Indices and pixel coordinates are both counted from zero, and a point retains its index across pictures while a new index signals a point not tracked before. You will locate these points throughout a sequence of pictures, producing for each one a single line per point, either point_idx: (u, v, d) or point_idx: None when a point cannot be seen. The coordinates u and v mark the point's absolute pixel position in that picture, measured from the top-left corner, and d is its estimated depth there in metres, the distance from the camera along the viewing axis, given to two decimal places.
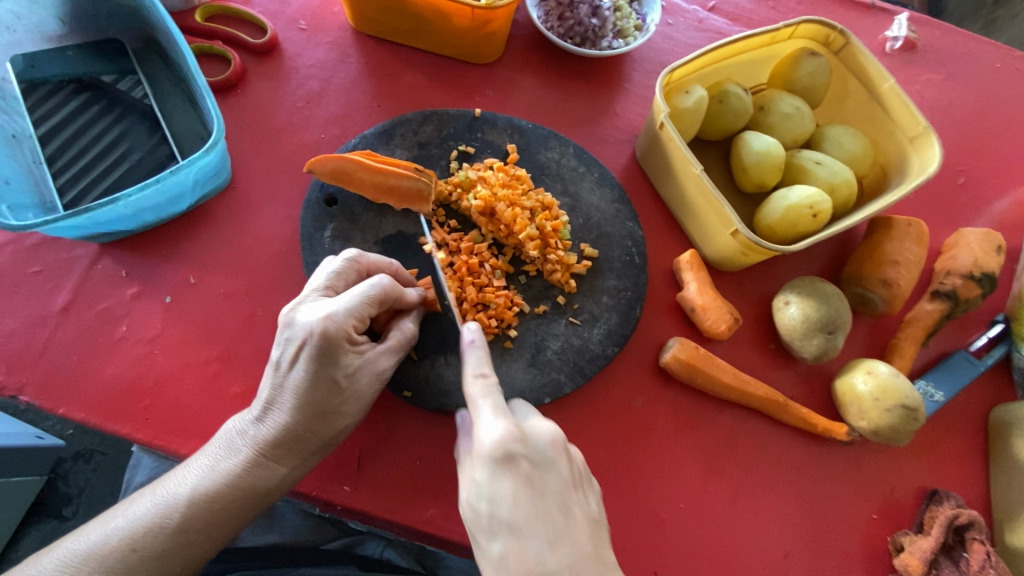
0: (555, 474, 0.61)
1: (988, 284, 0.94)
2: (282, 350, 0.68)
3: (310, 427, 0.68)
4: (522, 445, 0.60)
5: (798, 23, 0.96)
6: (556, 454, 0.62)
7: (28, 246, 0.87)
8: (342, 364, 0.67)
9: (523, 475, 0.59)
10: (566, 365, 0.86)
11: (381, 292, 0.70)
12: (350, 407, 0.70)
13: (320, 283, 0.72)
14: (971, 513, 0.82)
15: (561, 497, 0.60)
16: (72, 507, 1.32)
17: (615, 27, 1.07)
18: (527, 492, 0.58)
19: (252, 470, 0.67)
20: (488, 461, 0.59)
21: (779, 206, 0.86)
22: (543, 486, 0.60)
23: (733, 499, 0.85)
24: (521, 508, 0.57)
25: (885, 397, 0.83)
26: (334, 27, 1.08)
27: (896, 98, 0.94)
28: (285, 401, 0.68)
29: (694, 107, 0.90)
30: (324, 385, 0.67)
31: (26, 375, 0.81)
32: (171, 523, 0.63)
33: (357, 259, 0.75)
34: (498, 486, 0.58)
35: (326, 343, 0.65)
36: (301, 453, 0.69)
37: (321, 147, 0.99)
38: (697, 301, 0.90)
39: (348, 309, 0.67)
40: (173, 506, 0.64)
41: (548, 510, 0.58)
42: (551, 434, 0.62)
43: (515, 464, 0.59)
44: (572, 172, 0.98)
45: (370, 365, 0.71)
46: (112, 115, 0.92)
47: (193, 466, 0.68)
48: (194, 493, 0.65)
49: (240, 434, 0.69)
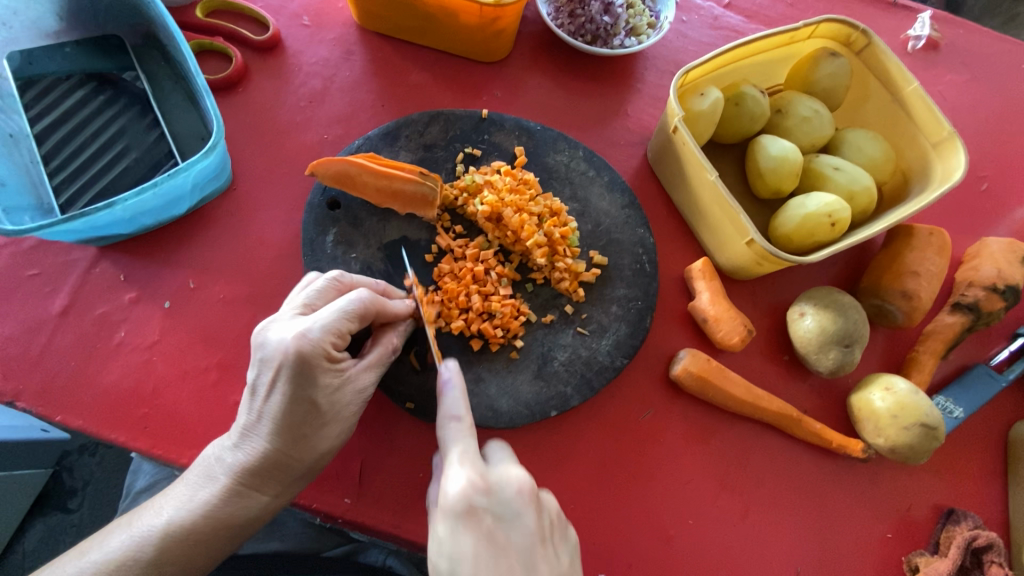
0: (520, 527, 0.58)
1: (1011, 297, 0.90)
2: (258, 372, 0.65)
3: (289, 453, 0.66)
4: (485, 499, 0.58)
5: (819, 23, 0.92)
6: (522, 506, 0.59)
7: (25, 249, 0.85)
8: (322, 385, 0.65)
9: (484, 531, 0.57)
10: (573, 378, 0.83)
11: (362, 306, 0.68)
12: (332, 429, 0.68)
13: (299, 302, 0.70)
14: (990, 535, 0.80)
15: (526, 552, 0.57)
16: (76, 500, 1.32)
17: (628, 25, 1.04)
18: (488, 550, 0.56)
19: (230, 500, 0.65)
20: (451, 514, 0.57)
21: (796, 214, 0.83)
22: (506, 540, 0.57)
23: (743, 516, 0.83)
24: (481, 569, 0.55)
25: (903, 414, 0.80)
26: (338, 23, 1.05)
27: (920, 102, 0.91)
28: (262, 427, 0.65)
29: (710, 109, 0.86)
30: (302, 408, 0.64)
31: (22, 381, 0.79)
32: (146, 557, 0.62)
33: (340, 279, 0.73)
34: (458, 543, 0.56)
35: (304, 363, 0.63)
36: (282, 480, 0.67)
37: (325, 148, 0.96)
38: (709, 311, 0.88)
39: (326, 325, 0.65)
40: (148, 539, 0.63)
41: (510, 566, 0.56)
42: (518, 483, 0.60)
43: (476, 519, 0.57)
44: (582, 176, 0.95)
45: (352, 384, 0.68)
46: (111, 107, 0.90)
47: (168, 496, 0.66)
48: (169, 525, 0.63)
49: (218, 461, 0.67)
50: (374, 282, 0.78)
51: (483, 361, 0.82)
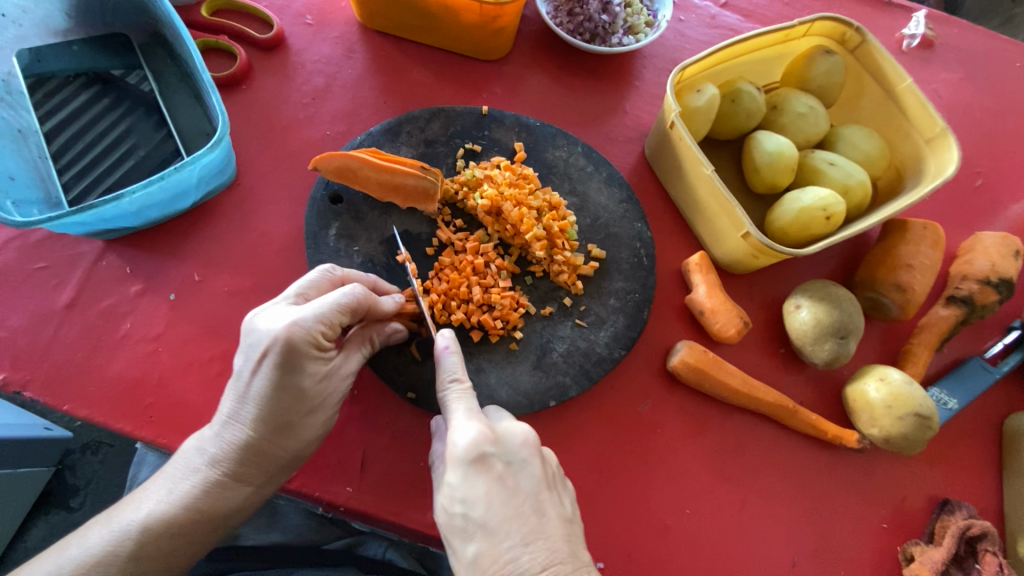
0: (529, 473, 0.62)
1: (1005, 290, 0.91)
2: (244, 359, 0.66)
3: (272, 442, 0.67)
4: (495, 446, 0.61)
5: (813, 21, 0.94)
6: (530, 455, 0.63)
7: (33, 242, 0.87)
8: (308, 372, 0.66)
9: (496, 477, 0.60)
10: (572, 368, 0.84)
11: (354, 301, 0.70)
12: (316, 417, 0.69)
13: (292, 291, 0.71)
14: (984, 524, 0.81)
15: (535, 496, 0.61)
16: (79, 498, 1.33)
17: (626, 23, 1.05)
18: (500, 493, 0.60)
19: (210, 491, 0.66)
20: (461, 463, 0.60)
21: (791, 208, 0.84)
22: (517, 485, 0.61)
23: (740, 506, 0.84)
24: (495, 510, 0.59)
25: (897, 405, 0.81)
26: (341, 21, 1.07)
27: (913, 98, 0.92)
28: (245, 415, 0.66)
29: (706, 105, 0.88)
30: (288, 395, 0.65)
31: (30, 372, 0.80)
32: (124, 552, 0.63)
33: (333, 272, 0.75)
34: (470, 488, 0.60)
35: (292, 350, 0.64)
36: (266, 471, 0.68)
37: (327, 144, 0.98)
38: (706, 304, 0.89)
39: (319, 315, 0.66)
40: (127, 535, 0.64)
41: (521, 507, 0.60)
42: (524, 434, 0.64)
43: (487, 465, 0.60)
44: (581, 171, 0.97)
45: (335, 371, 0.70)
46: (117, 104, 0.92)
47: (149, 490, 0.67)
48: (148, 519, 0.65)
49: (198, 453, 0.67)
50: (364, 275, 0.80)
51: (483, 352, 0.84)
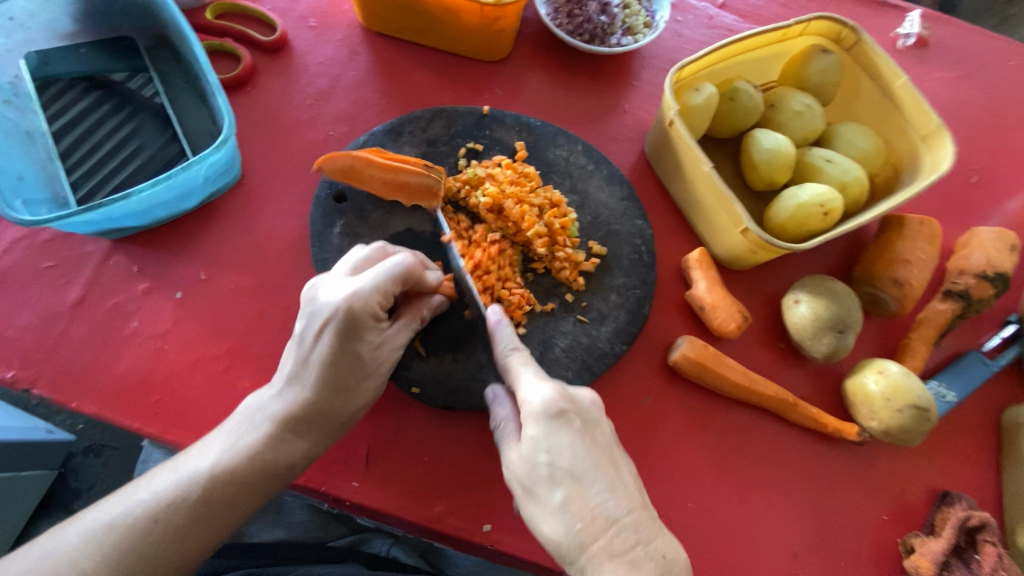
0: (602, 430, 0.66)
1: (1001, 284, 0.93)
2: (307, 324, 0.68)
3: (331, 403, 0.69)
4: (572, 405, 0.65)
5: (810, 20, 0.95)
6: (598, 414, 0.67)
7: (41, 242, 0.88)
8: (366, 340, 0.68)
9: (576, 430, 0.64)
10: (574, 363, 0.85)
11: (405, 271, 0.70)
12: (370, 383, 0.71)
13: (348, 262, 0.72)
14: (983, 515, 0.82)
15: (609, 449, 0.65)
16: (82, 501, 1.34)
17: (624, 24, 1.07)
18: (583, 446, 0.63)
19: (274, 445, 0.66)
20: (543, 417, 0.63)
21: (789, 204, 0.85)
22: (595, 439, 0.65)
23: (742, 499, 0.85)
24: (580, 458, 0.62)
25: (896, 397, 0.82)
26: (344, 24, 1.08)
27: (909, 95, 0.93)
28: (308, 376, 0.68)
29: (704, 103, 0.89)
30: (348, 361, 0.67)
31: (38, 370, 0.81)
32: (193, 496, 0.63)
33: (385, 248, 0.76)
34: (554, 439, 0.63)
35: (352, 319, 0.65)
36: (323, 431, 0.69)
37: (331, 144, 0.99)
38: (706, 299, 0.90)
39: (376, 285, 0.67)
40: (195, 480, 0.63)
41: (601, 458, 0.63)
42: (592, 396, 0.68)
43: (568, 420, 0.64)
44: (581, 169, 0.98)
45: (389, 342, 0.72)
46: (124, 106, 0.93)
47: (212, 441, 0.67)
48: (215, 467, 0.64)
49: (261, 410, 0.68)
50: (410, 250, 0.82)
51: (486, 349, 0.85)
